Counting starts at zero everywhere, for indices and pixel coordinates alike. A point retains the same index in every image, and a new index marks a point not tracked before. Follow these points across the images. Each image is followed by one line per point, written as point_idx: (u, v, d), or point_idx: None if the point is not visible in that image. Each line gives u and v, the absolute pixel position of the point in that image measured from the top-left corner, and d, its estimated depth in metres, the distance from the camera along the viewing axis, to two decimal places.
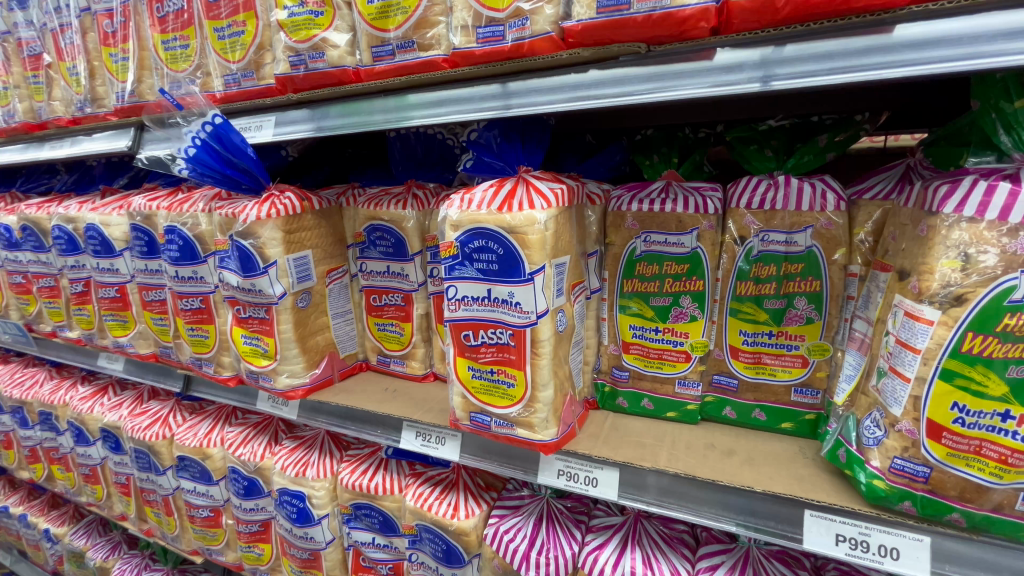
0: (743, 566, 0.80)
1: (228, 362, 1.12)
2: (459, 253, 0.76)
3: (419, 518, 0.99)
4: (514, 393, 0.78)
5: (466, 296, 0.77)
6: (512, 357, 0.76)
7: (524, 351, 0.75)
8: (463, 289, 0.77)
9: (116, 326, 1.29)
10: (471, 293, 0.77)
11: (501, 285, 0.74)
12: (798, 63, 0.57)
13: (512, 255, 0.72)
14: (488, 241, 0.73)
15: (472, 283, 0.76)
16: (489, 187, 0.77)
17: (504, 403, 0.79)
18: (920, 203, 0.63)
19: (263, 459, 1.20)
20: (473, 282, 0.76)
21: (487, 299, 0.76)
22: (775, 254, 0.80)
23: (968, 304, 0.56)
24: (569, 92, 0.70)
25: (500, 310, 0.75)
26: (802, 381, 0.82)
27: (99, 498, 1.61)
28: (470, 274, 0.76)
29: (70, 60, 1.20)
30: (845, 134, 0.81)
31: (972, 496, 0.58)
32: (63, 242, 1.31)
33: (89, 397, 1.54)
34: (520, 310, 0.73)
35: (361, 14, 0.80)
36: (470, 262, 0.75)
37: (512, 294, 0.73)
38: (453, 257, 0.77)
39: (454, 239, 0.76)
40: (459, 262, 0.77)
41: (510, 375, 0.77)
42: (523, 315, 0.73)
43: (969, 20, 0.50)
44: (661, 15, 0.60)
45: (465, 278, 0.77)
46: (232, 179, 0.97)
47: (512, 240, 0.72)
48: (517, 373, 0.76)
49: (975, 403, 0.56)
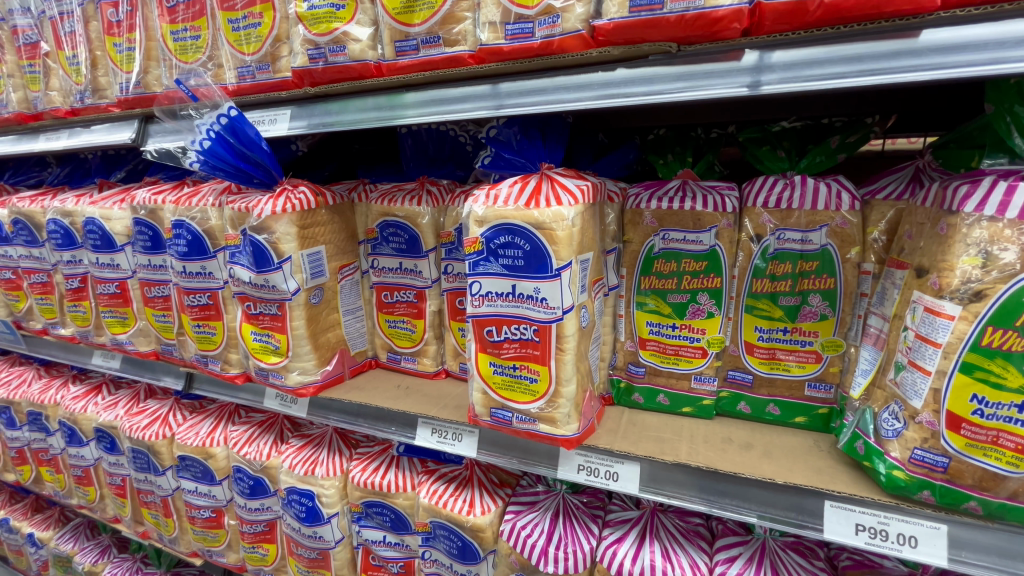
0: (760, 557, 0.82)
1: (235, 359, 1.10)
2: (484, 249, 0.76)
3: (433, 515, 0.99)
4: (537, 389, 0.78)
5: (489, 292, 0.78)
6: (536, 353, 0.76)
7: (549, 346, 0.75)
8: (487, 285, 0.77)
9: (115, 323, 1.26)
10: (495, 289, 0.77)
11: (527, 280, 0.74)
12: (826, 65, 0.59)
13: (540, 250, 0.72)
14: (515, 237, 0.73)
15: (497, 278, 0.76)
16: (515, 184, 0.77)
17: (526, 399, 0.79)
18: (939, 202, 0.66)
19: (269, 458, 1.18)
20: (497, 278, 0.76)
21: (512, 296, 0.76)
22: (791, 252, 0.82)
23: (988, 300, 0.58)
24: (597, 90, 0.70)
25: (525, 306, 0.75)
26: (815, 376, 0.84)
27: (91, 500, 1.56)
28: (494, 269, 0.76)
29: (70, 49, 1.17)
30: (856, 136, 0.83)
31: (989, 485, 0.60)
32: (58, 237, 1.27)
33: (81, 396, 1.50)
34: (546, 306, 0.74)
35: (386, 7, 0.79)
36: (495, 258, 0.76)
37: (538, 290, 0.74)
38: (477, 253, 0.77)
39: (479, 235, 0.77)
40: (484, 257, 0.77)
41: (533, 371, 0.77)
42: (549, 311, 0.74)
43: (993, 26, 0.52)
44: (694, 15, 0.61)
45: (489, 274, 0.77)
46: (244, 173, 0.95)
47: (540, 236, 0.72)
48: (541, 369, 0.77)
49: (994, 395, 0.59)
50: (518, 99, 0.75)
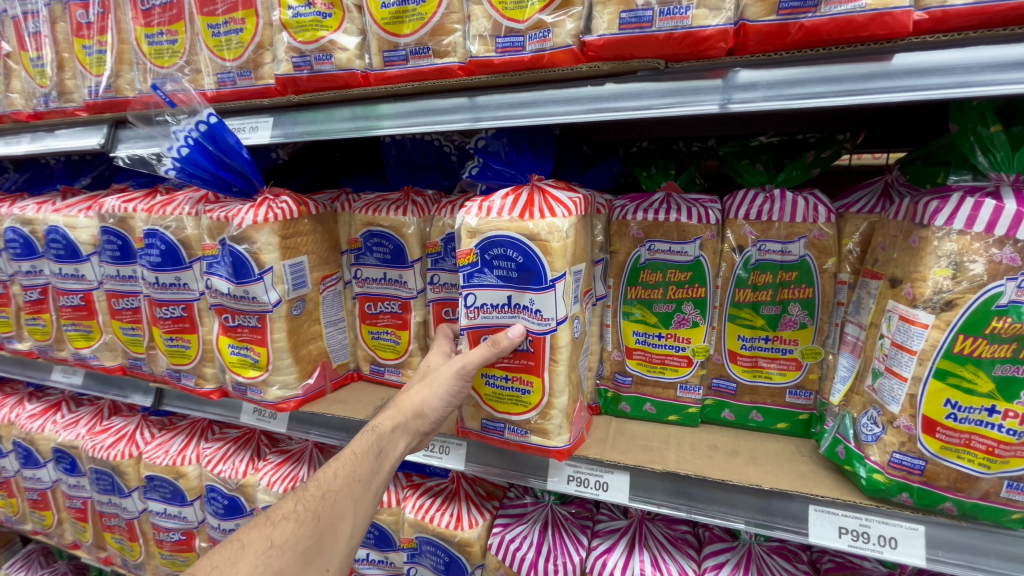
0: (747, 563, 0.84)
1: (211, 374, 1.06)
2: (479, 260, 0.76)
3: (419, 530, 0.96)
4: (530, 400, 0.78)
5: (484, 304, 0.77)
6: (530, 364, 0.76)
7: (543, 356, 0.75)
8: (482, 297, 0.77)
9: (78, 337, 1.19)
10: (489, 301, 0.77)
11: (521, 291, 0.74)
12: (807, 84, 0.61)
13: (534, 261, 0.72)
14: (509, 248, 0.73)
15: (491, 289, 0.76)
16: (510, 194, 0.77)
17: (519, 410, 0.79)
18: (910, 216, 0.69)
19: (245, 476, 1.13)
20: (492, 289, 0.76)
21: (507, 307, 0.76)
22: (771, 263, 0.84)
23: (959, 309, 0.61)
24: (587, 104, 0.72)
25: (519, 316, 0.75)
26: (796, 383, 0.87)
27: (48, 526, 1.47)
28: (489, 280, 0.76)
29: (34, 51, 1.12)
30: (829, 151, 0.87)
31: (963, 486, 0.63)
32: (17, 246, 1.20)
33: (38, 415, 1.42)
34: (541, 317, 0.73)
35: (374, 17, 0.79)
36: (490, 269, 0.75)
37: (532, 301, 0.73)
38: (471, 264, 0.76)
39: (473, 247, 0.76)
40: (479, 269, 0.76)
41: (526, 382, 0.77)
42: (542, 322, 0.74)
43: (961, 52, 0.56)
44: (682, 34, 0.63)
45: (484, 286, 0.76)
46: (224, 181, 0.93)
47: (534, 247, 0.72)
48: (535, 380, 0.76)
49: (966, 399, 0.61)
50: (506, 111, 0.76)
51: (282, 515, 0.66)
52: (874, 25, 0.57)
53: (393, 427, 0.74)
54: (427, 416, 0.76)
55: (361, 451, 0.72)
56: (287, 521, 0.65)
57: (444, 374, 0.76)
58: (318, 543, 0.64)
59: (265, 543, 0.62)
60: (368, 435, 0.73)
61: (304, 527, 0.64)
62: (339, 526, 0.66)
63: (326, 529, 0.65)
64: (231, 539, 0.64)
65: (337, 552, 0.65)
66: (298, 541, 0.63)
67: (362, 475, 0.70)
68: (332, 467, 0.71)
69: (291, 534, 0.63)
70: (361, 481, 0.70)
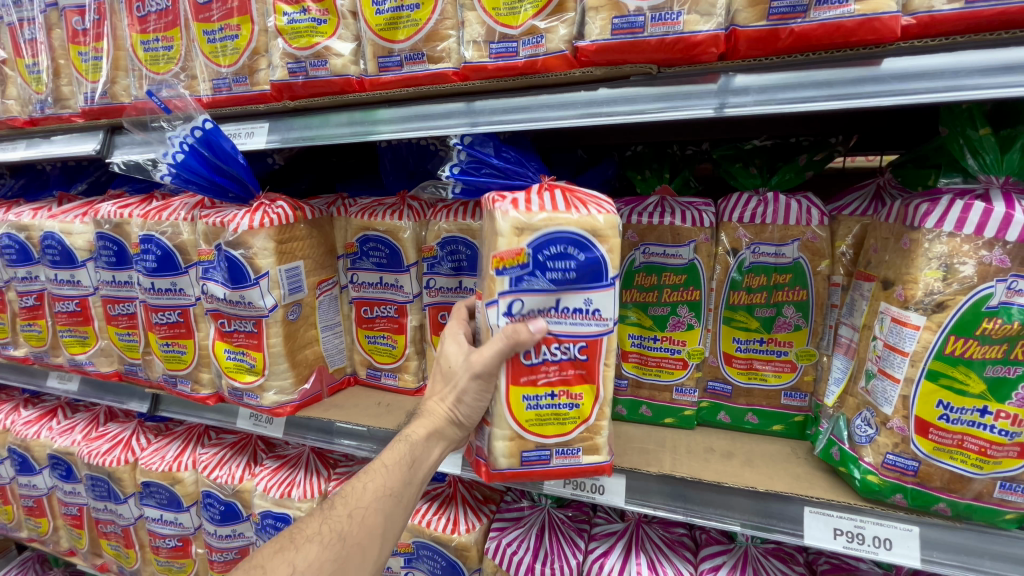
0: (743, 565, 0.84)
1: (207, 379, 1.05)
2: (531, 261, 0.68)
3: (417, 535, 0.96)
4: (578, 413, 0.74)
5: (532, 310, 0.70)
6: (584, 371, 0.73)
7: (598, 360, 0.73)
8: (530, 302, 0.69)
9: (74, 343, 1.19)
10: (539, 306, 0.70)
11: (579, 293, 0.70)
12: (797, 89, 0.62)
13: (596, 259, 0.69)
14: (569, 246, 0.68)
15: (542, 295, 0.69)
16: (541, 194, 0.72)
17: (568, 427, 0.75)
18: (902, 218, 0.69)
19: (242, 481, 1.13)
20: (542, 294, 0.69)
21: (556, 311, 0.70)
22: (765, 265, 0.85)
23: (950, 310, 0.62)
24: (581, 108, 0.72)
25: (569, 321, 0.70)
26: (791, 385, 0.87)
27: (43, 533, 1.46)
28: (540, 285, 0.69)
29: (30, 57, 1.12)
30: (822, 154, 0.88)
31: (956, 487, 0.63)
32: (13, 252, 1.20)
33: (34, 421, 1.41)
34: (598, 318, 0.71)
35: (368, 23, 0.79)
36: (543, 271, 0.68)
37: (591, 301, 0.70)
38: (522, 266, 0.68)
39: (525, 246, 0.68)
40: (529, 272, 0.68)
41: (575, 395, 0.74)
42: (601, 323, 0.71)
43: (947, 57, 0.56)
44: (673, 39, 0.64)
45: (534, 291, 0.69)
46: (220, 187, 0.93)
47: (598, 245, 0.69)
48: (585, 390, 0.74)
49: (958, 400, 0.62)
50: (500, 116, 0.76)
51: (306, 537, 0.65)
52: (863, 31, 0.57)
53: (426, 436, 0.73)
54: (462, 422, 0.75)
55: (392, 464, 0.71)
56: (312, 543, 0.65)
57: (466, 379, 0.72)
58: (344, 564, 0.65)
59: (289, 568, 0.63)
60: (399, 447, 0.72)
61: (329, 550, 0.64)
62: (365, 545, 0.66)
63: (353, 549, 0.66)
64: (257, 562, 0.64)
65: (364, 569, 0.66)
66: (322, 565, 0.63)
67: (393, 489, 0.70)
68: (361, 480, 0.71)
69: (315, 558, 0.64)
70: (392, 495, 0.70)
